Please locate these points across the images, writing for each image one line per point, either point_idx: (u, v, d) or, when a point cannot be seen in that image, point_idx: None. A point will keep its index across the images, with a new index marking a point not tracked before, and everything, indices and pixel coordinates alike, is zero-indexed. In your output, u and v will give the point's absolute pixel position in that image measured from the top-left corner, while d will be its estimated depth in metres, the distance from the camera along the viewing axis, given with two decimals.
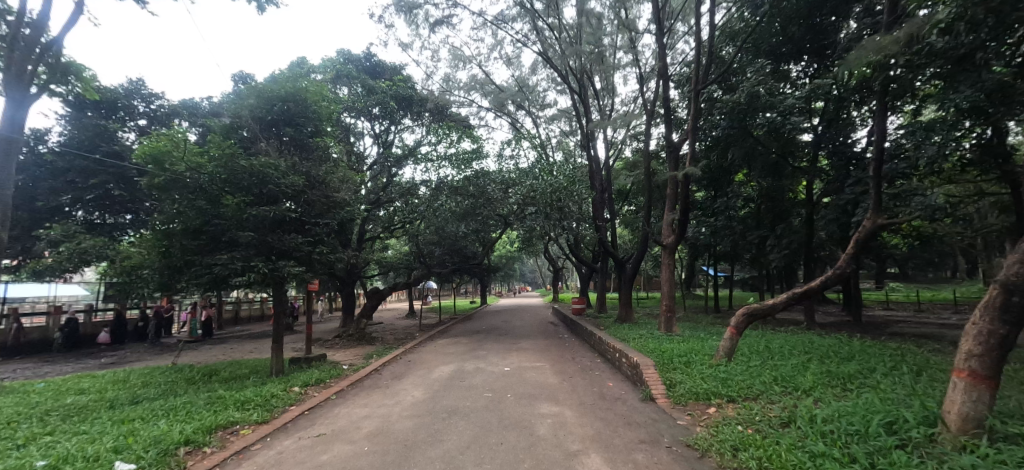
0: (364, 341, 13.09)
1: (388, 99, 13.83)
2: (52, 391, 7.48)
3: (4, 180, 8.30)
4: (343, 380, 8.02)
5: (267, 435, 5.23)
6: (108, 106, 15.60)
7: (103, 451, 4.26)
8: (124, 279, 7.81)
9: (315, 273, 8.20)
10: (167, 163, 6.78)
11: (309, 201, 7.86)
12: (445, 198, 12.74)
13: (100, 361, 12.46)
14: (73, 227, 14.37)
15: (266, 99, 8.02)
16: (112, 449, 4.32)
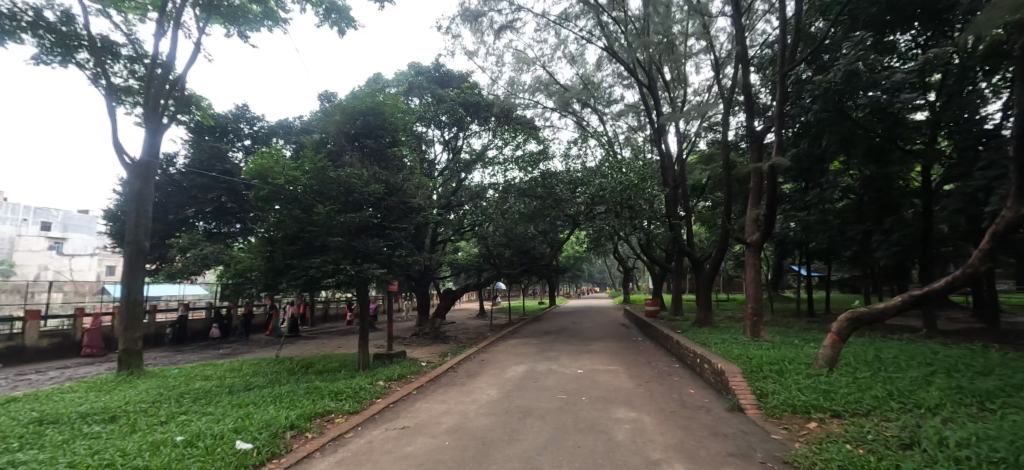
0: (439, 340, 13.56)
1: (457, 107, 14.37)
2: (182, 376, 8.62)
3: (145, 198, 9.67)
4: (423, 376, 8.40)
5: (358, 425, 5.64)
6: (221, 130, 17.75)
7: (226, 430, 4.84)
8: (237, 280, 8.83)
9: (395, 275, 8.65)
10: (269, 177, 7.56)
11: (389, 207, 8.33)
12: (513, 200, 12.90)
13: (216, 353, 14.08)
14: (196, 236, 16.52)
15: (350, 114, 8.66)
16: (233, 429, 4.89)
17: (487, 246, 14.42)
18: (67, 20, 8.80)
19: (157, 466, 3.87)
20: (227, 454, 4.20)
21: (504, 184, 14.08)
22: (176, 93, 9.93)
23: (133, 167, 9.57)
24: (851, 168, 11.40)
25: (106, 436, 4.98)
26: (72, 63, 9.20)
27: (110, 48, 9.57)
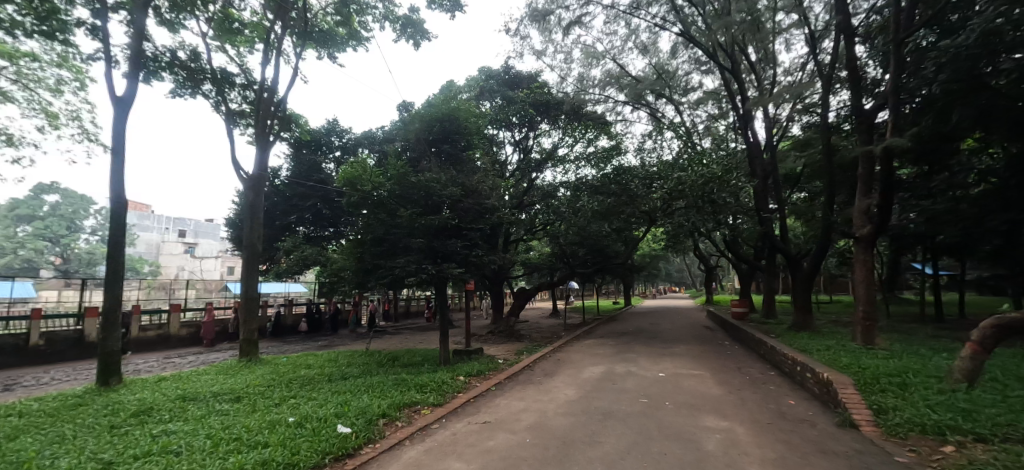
0: (514, 338, 13.73)
1: (527, 108, 14.42)
2: (289, 365, 9.59)
3: (257, 207, 10.86)
4: (501, 373, 8.56)
5: (443, 416, 5.89)
6: (316, 144, 19.49)
7: (329, 415, 5.30)
8: (332, 279, 9.63)
9: (473, 275, 8.90)
10: (358, 184, 8.15)
11: (465, 208, 8.57)
12: (585, 199, 12.70)
13: (314, 344, 15.50)
14: (298, 240, 18.27)
15: (428, 121, 9.04)
16: (335, 414, 5.34)
17: (561, 245, 14.36)
18: (195, 59, 10.21)
19: (275, 443, 4.35)
20: (331, 436, 4.61)
21: (576, 183, 13.93)
22: (280, 113, 11.07)
23: (248, 180, 10.84)
24: (988, 147, 9.76)
25: (233, 413, 5.70)
26: (198, 93, 10.63)
27: (227, 79, 10.94)
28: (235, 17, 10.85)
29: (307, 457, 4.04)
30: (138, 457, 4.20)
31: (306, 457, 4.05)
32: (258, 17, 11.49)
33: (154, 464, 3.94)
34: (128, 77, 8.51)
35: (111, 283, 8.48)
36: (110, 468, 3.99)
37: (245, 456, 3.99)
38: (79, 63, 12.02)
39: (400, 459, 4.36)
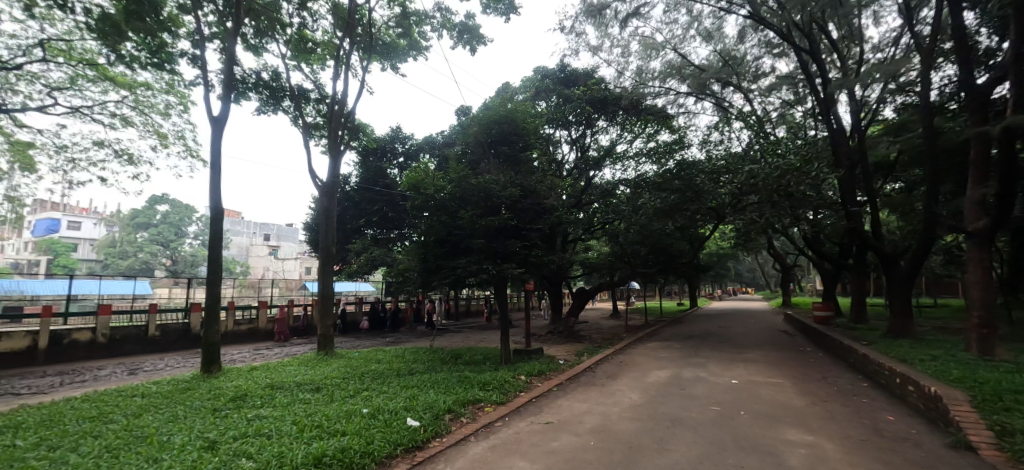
0: (574, 339, 13.57)
1: (583, 105, 14.15)
2: (361, 359, 10.13)
3: (330, 212, 11.56)
4: (562, 374, 8.48)
5: (506, 415, 5.92)
6: (382, 152, 20.49)
7: (399, 408, 5.52)
8: (397, 279, 10.05)
9: (532, 275, 8.89)
10: (420, 188, 8.43)
11: (524, 209, 8.57)
12: (647, 196, 12.26)
13: (382, 340, 16.29)
14: (366, 242, 19.28)
15: (486, 123, 9.13)
16: (404, 407, 5.56)
17: (621, 245, 13.98)
18: (274, 77, 11.09)
19: (351, 432, 4.61)
20: (401, 428, 4.80)
21: (637, 180, 13.50)
22: (349, 123, 11.72)
23: (322, 187, 11.63)
24: None
25: (314, 402, 6.12)
26: (278, 109, 11.52)
27: (303, 95, 11.80)
28: (309, 37, 11.68)
29: (380, 447, 4.25)
30: (236, 438, 4.63)
31: (379, 448, 4.25)
32: (329, 34, 12.26)
33: (249, 445, 4.33)
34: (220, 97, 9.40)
35: (211, 281, 9.44)
36: (214, 446, 4.44)
37: (326, 442, 4.27)
38: (184, 89, 13.51)
39: (465, 455, 4.45)
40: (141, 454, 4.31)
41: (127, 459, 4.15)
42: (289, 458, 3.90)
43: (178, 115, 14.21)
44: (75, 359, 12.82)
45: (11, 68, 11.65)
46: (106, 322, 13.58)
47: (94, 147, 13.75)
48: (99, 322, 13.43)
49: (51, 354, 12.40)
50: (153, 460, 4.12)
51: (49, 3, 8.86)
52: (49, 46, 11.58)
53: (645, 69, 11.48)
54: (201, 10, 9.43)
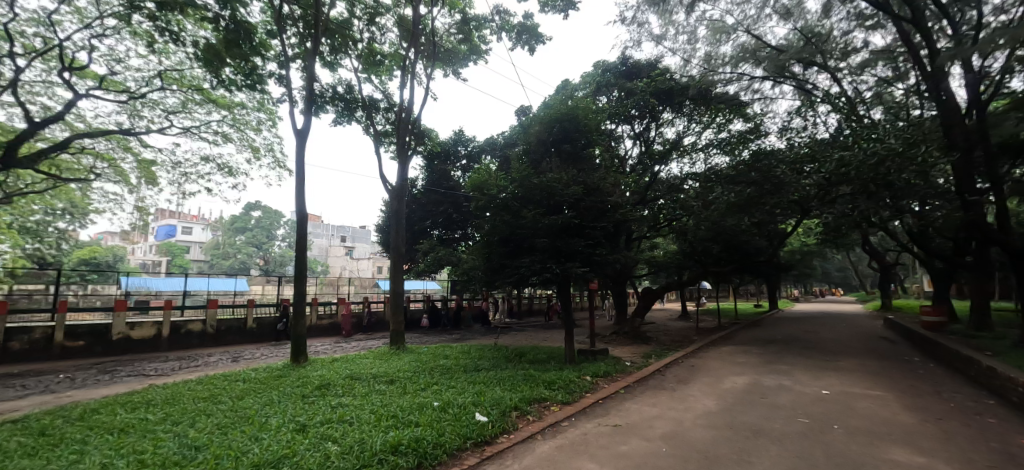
0: (641, 340, 13.07)
1: (648, 98, 13.57)
2: (429, 354, 10.43)
3: (400, 214, 12.02)
4: (630, 376, 8.16)
5: (573, 415, 5.80)
6: (446, 155, 21.05)
7: (468, 403, 5.60)
8: (462, 278, 10.23)
9: (597, 275, 8.64)
10: (483, 189, 8.50)
11: (587, 207, 8.34)
12: (720, 190, 11.50)
13: (449, 337, 16.75)
14: (433, 242, 19.91)
15: (547, 122, 8.98)
16: (472, 402, 5.63)
17: (691, 242, 13.26)
18: (347, 89, 11.76)
19: (424, 423, 4.73)
20: (470, 423, 4.86)
21: (708, 174, 12.72)
22: (414, 128, 12.12)
23: (392, 191, 12.15)
24: None
25: (389, 393, 6.37)
26: (350, 117, 12.18)
27: (374, 104, 12.40)
28: (377, 50, 12.25)
29: (451, 440, 4.34)
30: (323, 423, 4.94)
31: (450, 441, 4.33)
32: (395, 45, 12.77)
33: (333, 430, 4.59)
34: (302, 111, 10.14)
35: (297, 279, 10.20)
36: (304, 429, 4.77)
37: (401, 431, 4.43)
38: (273, 106, 14.75)
39: (533, 452, 4.40)
40: (245, 432, 4.74)
41: (233, 436, 4.58)
42: (368, 444, 4.09)
43: (269, 130, 15.56)
44: (188, 347, 14.50)
45: (137, 97, 13.38)
46: (214, 315, 15.17)
47: (200, 162, 15.43)
48: (208, 314, 15.04)
49: (171, 342, 14.14)
50: (254, 438, 4.51)
51: (165, 36, 10.05)
52: (165, 76, 13.16)
53: (715, 55, 10.73)
54: (285, 33, 10.23)
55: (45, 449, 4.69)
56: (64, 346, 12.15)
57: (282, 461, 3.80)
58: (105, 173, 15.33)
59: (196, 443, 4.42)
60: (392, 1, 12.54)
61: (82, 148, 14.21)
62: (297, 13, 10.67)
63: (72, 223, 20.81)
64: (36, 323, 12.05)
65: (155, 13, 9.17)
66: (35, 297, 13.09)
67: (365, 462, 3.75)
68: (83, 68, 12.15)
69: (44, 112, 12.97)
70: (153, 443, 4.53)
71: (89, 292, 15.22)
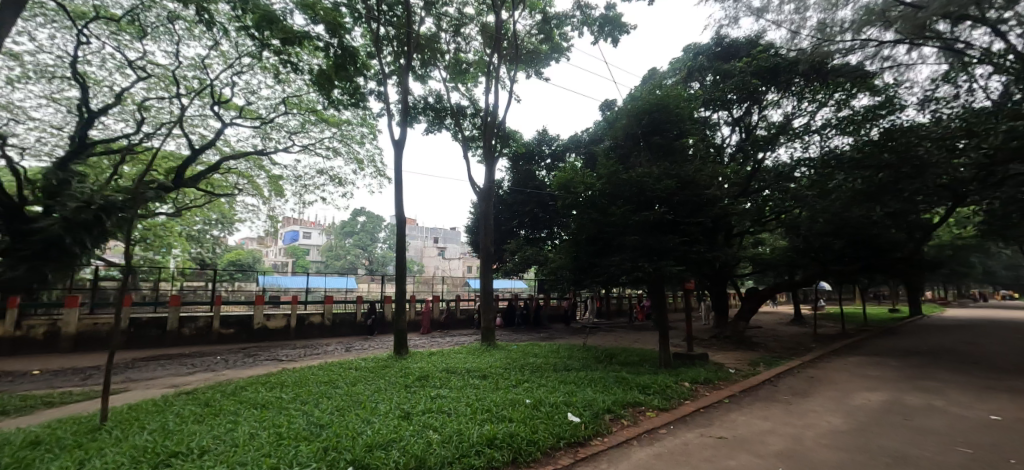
0: (746, 346, 11.89)
1: (749, 79, 12.29)
2: (519, 352, 10.45)
3: (488, 215, 12.19)
4: (735, 385, 7.39)
5: (671, 423, 5.35)
6: (531, 156, 21.11)
7: (560, 402, 5.45)
8: (550, 277, 10.08)
9: (695, 274, 7.95)
10: (571, 187, 8.31)
11: (682, 202, 7.71)
12: (842, 176, 10.01)
13: (537, 336, 16.75)
14: (521, 243, 20.08)
15: (635, 114, 8.42)
16: (564, 402, 5.47)
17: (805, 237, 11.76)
18: (436, 99, 12.26)
19: (517, 419, 4.68)
20: (563, 422, 4.70)
21: (825, 159, 11.15)
22: (499, 131, 12.24)
23: (481, 193, 12.40)
24: None
25: (482, 388, 6.44)
26: (439, 125, 12.64)
27: (461, 111, 12.76)
28: (462, 59, 12.62)
29: (544, 438, 4.24)
30: (425, 412, 5.11)
31: (543, 439, 4.23)
32: (480, 53, 13.01)
33: (434, 419, 4.72)
34: (399, 123, 10.71)
35: (398, 277, 10.82)
36: (408, 416, 4.97)
37: (495, 425, 4.42)
38: (374, 120, 15.90)
39: (628, 459, 4.12)
40: (359, 415, 5.07)
41: (349, 418, 4.90)
42: (466, 436, 4.13)
43: (371, 142, 16.82)
44: (311, 337, 16.18)
45: (267, 122, 15.23)
46: (330, 309, 16.81)
47: (315, 174, 17.18)
48: (325, 309, 16.73)
49: (298, 332, 15.87)
50: (367, 421, 4.80)
51: (287, 67, 11.28)
52: (287, 102, 14.86)
53: (829, 22, 9.33)
54: (382, 53, 10.92)
55: (210, 416, 5.44)
56: (219, 333, 14.27)
57: (391, 445, 3.96)
58: (245, 189, 17.68)
59: (320, 421, 4.81)
60: (474, 10, 12.80)
61: (228, 169, 16.54)
62: (392, 33, 11.33)
63: (220, 231, 24.40)
64: (199, 313, 14.34)
65: (279, 47, 10.33)
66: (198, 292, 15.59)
67: (464, 452, 3.80)
68: (227, 101, 14.14)
69: (200, 139, 15.30)
70: (286, 419, 5.00)
71: (234, 288, 17.66)
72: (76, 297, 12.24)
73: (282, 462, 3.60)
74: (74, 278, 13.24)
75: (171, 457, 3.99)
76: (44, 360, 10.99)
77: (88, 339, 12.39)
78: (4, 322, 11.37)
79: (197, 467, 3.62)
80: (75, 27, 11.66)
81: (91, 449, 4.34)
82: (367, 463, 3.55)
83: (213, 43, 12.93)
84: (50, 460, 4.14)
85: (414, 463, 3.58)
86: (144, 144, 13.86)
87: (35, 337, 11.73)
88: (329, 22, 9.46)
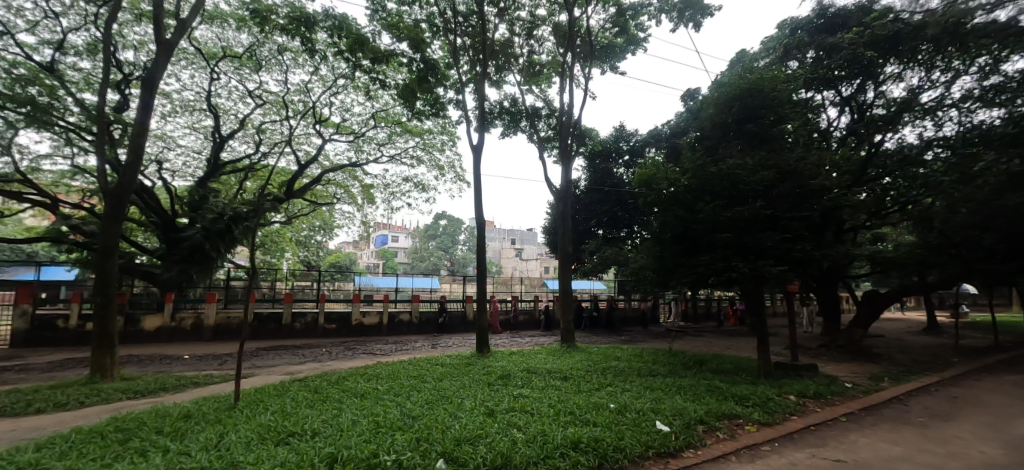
0: (865, 357, 10.42)
1: (861, 51, 10.76)
2: (601, 355, 10.10)
3: (565, 216, 11.95)
4: (853, 401, 6.45)
5: (776, 440, 4.76)
6: (608, 153, 20.49)
7: (647, 409, 5.10)
8: (632, 278, 9.60)
9: (800, 275, 7.08)
10: (654, 184, 7.85)
11: (782, 195, 6.90)
12: (990, 156, 8.36)
13: (619, 339, 16.20)
14: (600, 243, 19.54)
15: (724, 102, 7.69)
16: (652, 409, 5.11)
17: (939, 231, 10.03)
18: (512, 102, 12.31)
19: (602, 424, 4.44)
20: (652, 430, 4.37)
21: (965, 138, 9.40)
22: (575, 130, 11.97)
23: (558, 193, 12.23)
24: None
25: (564, 390, 6.27)
26: (515, 127, 12.68)
27: (536, 113, 12.68)
28: (537, 61, 12.55)
29: (631, 446, 3.96)
30: (509, 410, 5.05)
31: (631, 446, 3.96)
32: (554, 53, 12.85)
33: (518, 418, 4.64)
34: (477, 129, 10.89)
35: (479, 277, 10.98)
36: (492, 413, 4.94)
37: (580, 429, 4.22)
38: (454, 127, 16.39)
39: None
40: (447, 409, 5.15)
41: (438, 411, 4.98)
42: (550, 437, 3.99)
43: (451, 148, 17.38)
44: (402, 333, 17.07)
45: (359, 136, 16.36)
46: (417, 308, 17.59)
47: (401, 182, 18.16)
48: (413, 308, 17.56)
49: (390, 328, 16.82)
50: (454, 415, 4.85)
51: (376, 83, 11.98)
52: (377, 116, 15.87)
53: None
54: (459, 63, 11.18)
55: (319, 401, 5.87)
56: (324, 327, 15.64)
57: (477, 440, 3.93)
58: (342, 198, 19.18)
59: (413, 413, 4.94)
60: (547, 11, 12.64)
61: (328, 180, 18.03)
62: (467, 42, 11.56)
63: (323, 236, 26.80)
64: (308, 309, 15.84)
65: (369, 66, 11.01)
66: (304, 291, 17.19)
67: (548, 454, 3.66)
68: (326, 119, 15.44)
69: (305, 154, 16.87)
70: (383, 408, 5.22)
71: (334, 288, 19.21)
72: (215, 293, 13.97)
73: (381, 448, 3.70)
74: (211, 278, 15.24)
75: (289, 436, 4.32)
76: (189, 347, 12.65)
77: (223, 329, 14.04)
78: (162, 314, 13.34)
79: (311, 446, 3.87)
80: (205, 63, 13.40)
81: (228, 424, 4.86)
82: (456, 456, 3.54)
83: (313, 68, 14.19)
84: (198, 431, 4.70)
85: (500, 461, 3.50)
86: (262, 163, 15.59)
87: (185, 327, 13.56)
88: (412, 38, 9.87)
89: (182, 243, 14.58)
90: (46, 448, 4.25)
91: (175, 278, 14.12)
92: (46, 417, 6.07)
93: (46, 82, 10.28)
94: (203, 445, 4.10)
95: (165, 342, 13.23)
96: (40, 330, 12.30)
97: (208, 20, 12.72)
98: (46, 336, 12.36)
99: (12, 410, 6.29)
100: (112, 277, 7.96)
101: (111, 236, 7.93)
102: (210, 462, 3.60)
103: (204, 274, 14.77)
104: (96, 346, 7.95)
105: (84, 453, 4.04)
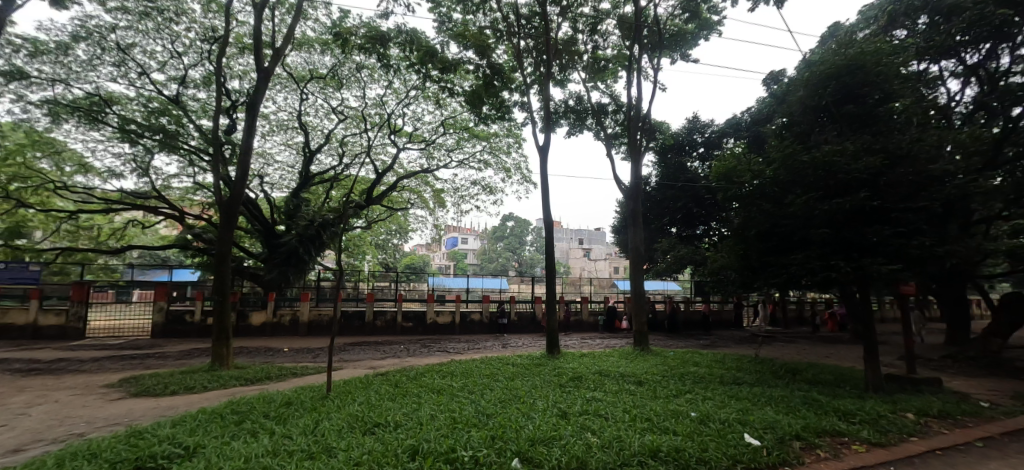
0: (1004, 371, 8.85)
1: (991, 11, 9.15)
2: (678, 359, 9.52)
3: (635, 214, 11.41)
4: (992, 424, 5.45)
5: (893, 463, 4.11)
6: (681, 147, 19.46)
7: (733, 419, 4.64)
8: (711, 280, 8.93)
9: (917, 275, 6.13)
10: (735, 177, 7.22)
11: (892, 183, 6.01)
12: None
13: (698, 343, 15.26)
14: (674, 241, 18.59)
15: (817, 82, 6.87)
16: (739, 420, 4.64)
17: None
18: (577, 100, 12.04)
19: (683, 433, 4.10)
20: (738, 443, 3.95)
21: None
22: (645, 125, 11.42)
23: (627, 191, 11.74)
24: None
25: (640, 395, 5.92)
26: (580, 125, 12.39)
27: (603, 109, 12.31)
28: (602, 56, 12.16)
29: (716, 458, 3.60)
30: (583, 413, 4.85)
31: (716, 459, 3.60)
32: (620, 46, 12.38)
33: (592, 422, 4.43)
34: (543, 127, 10.73)
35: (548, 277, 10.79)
36: (566, 416, 4.76)
37: (659, 436, 3.93)
38: (520, 129, 16.44)
39: None
40: (520, 409, 5.05)
41: (512, 411, 4.91)
42: (626, 443, 3.74)
43: (517, 150, 17.44)
44: (474, 332, 17.38)
45: (430, 143, 16.94)
46: (488, 308, 17.79)
47: (470, 185, 18.53)
48: (484, 307, 17.80)
49: (463, 326, 17.19)
50: (527, 415, 4.75)
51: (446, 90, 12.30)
52: (447, 123, 16.34)
53: None
54: (525, 64, 11.14)
55: (401, 395, 6.08)
56: (402, 326, 16.35)
57: (552, 442, 3.79)
58: (415, 203, 19.97)
59: (487, 411, 4.91)
60: (611, 4, 12.21)
61: (403, 186, 18.85)
62: (531, 44, 11.49)
63: (398, 240, 28.13)
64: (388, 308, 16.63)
65: (438, 75, 11.31)
66: (384, 290, 18.08)
67: (626, 460, 3.42)
68: (399, 129, 16.18)
69: (381, 164, 17.83)
70: (459, 405, 5.26)
71: (410, 289, 20.01)
72: (308, 293, 15.10)
73: (459, 444, 3.67)
74: (304, 279, 16.48)
75: (375, 426, 4.46)
76: (288, 342, 13.78)
77: (315, 326, 15.11)
78: (266, 311, 14.69)
79: (394, 437, 3.96)
80: (295, 83, 14.51)
81: (323, 412, 5.16)
82: (531, 457, 3.42)
83: (388, 81, 14.93)
84: (297, 416, 5.03)
85: (576, 465, 3.33)
86: (345, 173, 16.70)
87: (284, 323, 14.80)
88: (479, 44, 9.98)
89: (279, 249, 15.94)
90: (179, 424, 4.76)
91: (274, 279, 15.47)
92: (178, 398, 6.89)
93: (173, 111, 11.81)
94: (303, 429, 4.36)
95: (268, 336, 14.56)
96: (171, 324, 14.08)
97: (297, 47, 13.80)
98: (175, 328, 14.14)
99: (153, 391, 7.21)
100: (225, 277, 8.83)
101: (223, 242, 8.79)
102: (309, 446, 3.80)
103: (299, 275, 16.02)
104: (214, 338, 8.86)
105: (207, 431, 4.47)
